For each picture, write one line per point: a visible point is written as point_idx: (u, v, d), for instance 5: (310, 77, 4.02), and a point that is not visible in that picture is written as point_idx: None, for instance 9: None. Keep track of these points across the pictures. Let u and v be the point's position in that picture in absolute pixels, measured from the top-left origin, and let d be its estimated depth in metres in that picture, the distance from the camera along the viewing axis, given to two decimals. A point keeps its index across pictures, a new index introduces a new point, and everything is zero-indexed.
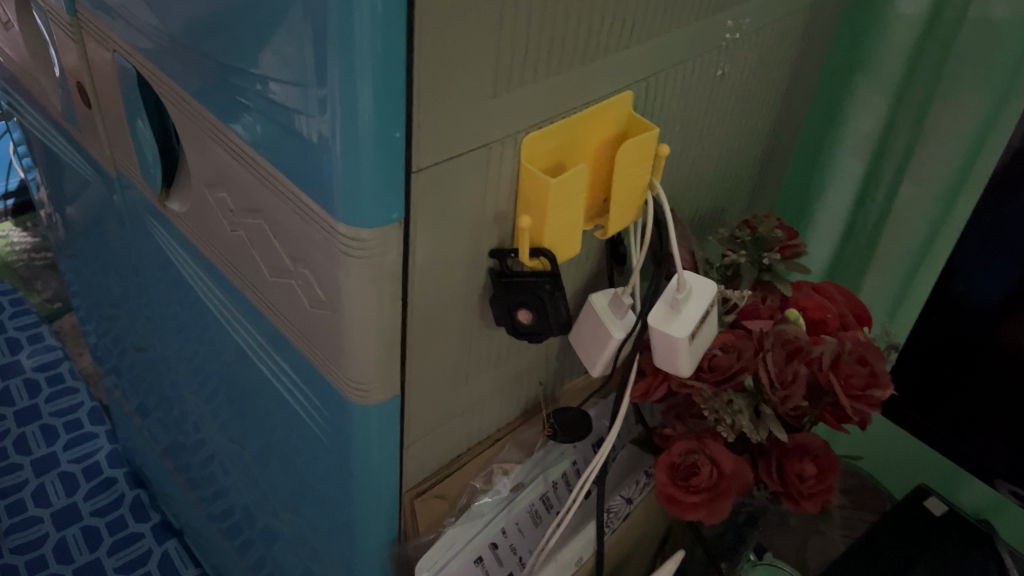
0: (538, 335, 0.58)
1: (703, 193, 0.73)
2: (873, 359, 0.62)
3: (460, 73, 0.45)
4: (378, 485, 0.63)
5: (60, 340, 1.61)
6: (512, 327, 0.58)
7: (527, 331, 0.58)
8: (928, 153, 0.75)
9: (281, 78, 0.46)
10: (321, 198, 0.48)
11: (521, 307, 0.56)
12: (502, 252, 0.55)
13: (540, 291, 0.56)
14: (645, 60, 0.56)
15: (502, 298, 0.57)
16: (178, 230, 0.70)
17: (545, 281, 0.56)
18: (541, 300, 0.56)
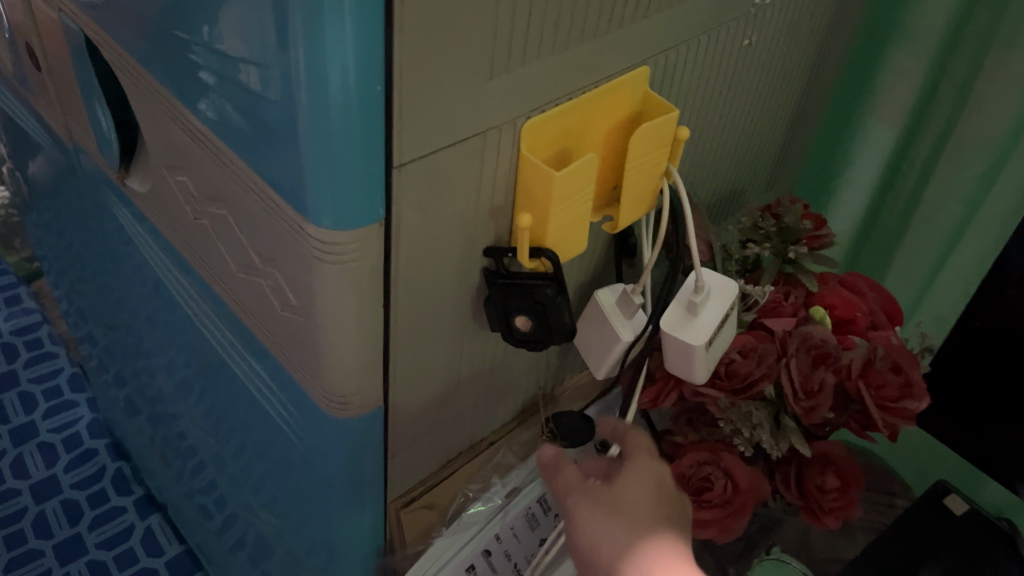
0: (539, 343, 0.52)
1: (721, 173, 0.67)
2: (907, 367, 0.56)
3: (451, 53, 0.38)
4: (360, 497, 0.58)
5: (38, 301, 1.54)
6: (509, 332, 0.52)
7: (526, 338, 0.52)
8: (970, 130, 0.68)
9: (239, 56, 0.39)
10: (289, 195, 0.42)
11: (519, 313, 0.50)
12: (498, 251, 0.49)
13: (542, 296, 0.49)
14: (665, 31, 0.49)
15: (497, 301, 0.51)
16: (141, 211, 0.64)
17: (547, 285, 0.49)
18: (542, 306, 0.50)
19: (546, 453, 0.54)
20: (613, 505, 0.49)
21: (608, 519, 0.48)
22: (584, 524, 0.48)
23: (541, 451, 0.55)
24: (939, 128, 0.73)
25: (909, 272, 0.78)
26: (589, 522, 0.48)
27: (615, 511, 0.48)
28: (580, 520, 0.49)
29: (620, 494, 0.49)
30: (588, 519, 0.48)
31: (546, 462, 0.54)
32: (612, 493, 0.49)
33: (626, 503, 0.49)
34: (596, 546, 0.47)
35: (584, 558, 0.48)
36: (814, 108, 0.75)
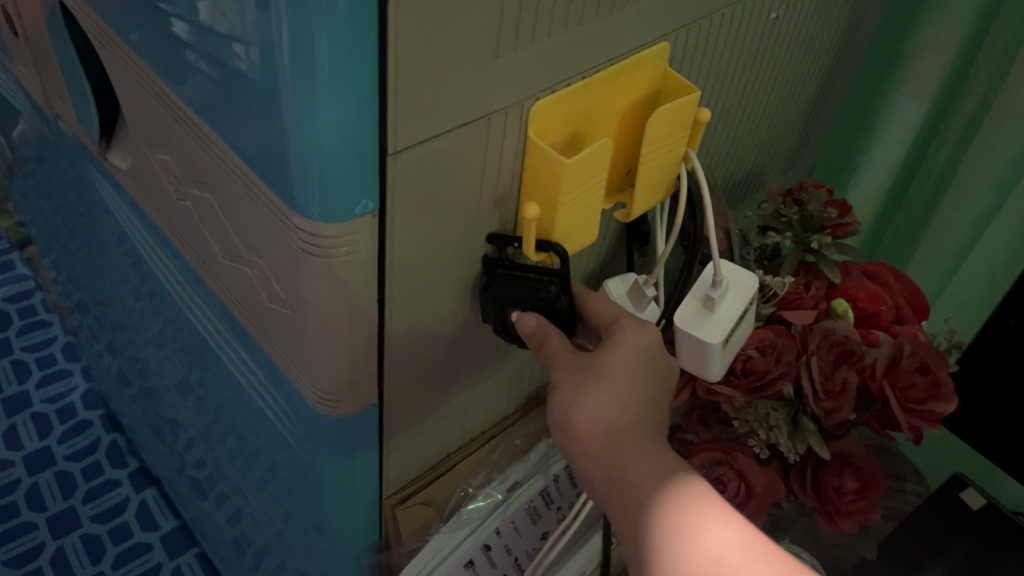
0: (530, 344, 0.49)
1: (740, 155, 0.63)
2: (935, 366, 0.53)
3: (453, 31, 0.34)
4: (354, 494, 0.55)
5: (32, 268, 1.51)
6: (503, 325, 0.49)
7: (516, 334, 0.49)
8: (1006, 112, 0.64)
9: (217, 30, 0.35)
10: (274, 183, 0.38)
11: (517, 307, 0.47)
12: (502, 239, 0.46)
13: (544, 294, 0.46)
14: (687, 4, 0.45)
15: (495, 294, 0.47)
16: (123, 187, 0.60)
17: (551, 283, 0.46)
18: (541, 306, 0.47)
19: (527, 322, 0.46)
20: (595, 373, 0.44)
21: (588, 388, 0.43)
22: (564, 394, 0.44)
23: (522, 320, 0.46)
24: (973, 106, 0.69)
25: (933, 259, 0.75)
26: (571, 391, 0.44)
27: (598, 379, 0.43)
28: (561, 390, 0.44)
29: (604, 361, 0.44)
30: (570, 392, 0.44)
31: (529, 334, 0.46)
32: (595, 359, 0.44)
33: (607, 371, 0.44)
34: (574, 424, 0.43)
35: (565, 435, 0.44)
36: (838, 84, 0.71)
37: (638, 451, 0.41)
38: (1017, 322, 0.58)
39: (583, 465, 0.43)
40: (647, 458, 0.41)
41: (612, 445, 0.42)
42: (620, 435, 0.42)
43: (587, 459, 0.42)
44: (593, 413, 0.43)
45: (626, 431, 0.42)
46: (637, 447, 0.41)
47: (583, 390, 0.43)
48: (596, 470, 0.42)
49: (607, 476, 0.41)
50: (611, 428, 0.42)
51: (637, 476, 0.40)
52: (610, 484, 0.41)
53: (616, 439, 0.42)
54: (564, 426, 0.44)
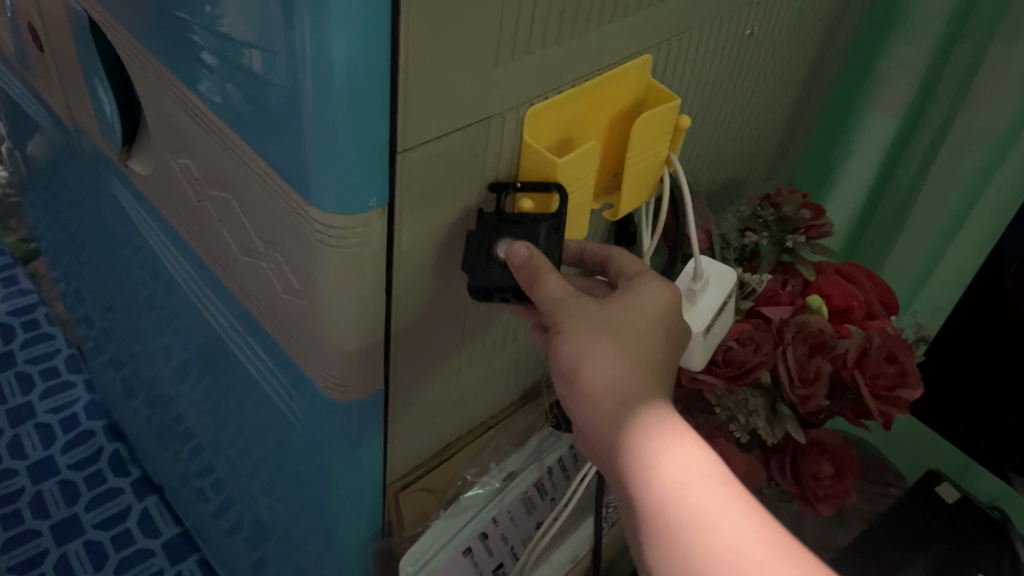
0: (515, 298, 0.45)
1: (722, 162, 0.67)
2: (902, 355, 0.57)
3: (457, 41, 0.38)
4: (360, 479, 0.58)
5: (35, 282, 1.54)
6: (478, 271, 0.45)
7: (501, 282, 0.45)
8: (969, 122, 0.69)
9: (243, 40, 0.39)
10: (293, 180, 0.42)
11: (507, 241, 0.45)
12: (501, 187, 0.46)
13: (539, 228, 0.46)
14: (669, 20, 0.49)
15: (483, 231, 0.46)
16: (142, 193, 0.64)
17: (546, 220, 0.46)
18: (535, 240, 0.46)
19: (519, 251, 0.42)
20: (606, 326, 0.43)
21: (598, 340, 0.42)
22: (572, 342, 0.42)
23: (514, 250, 0.42)
24: (940, 118, 0.73)
25: (907, 263, 0.79)
26: (580, 338, 0.42)
27: (609, 333, 0.42)
28: (569, 336, 0.42)
29: (615, 314, 0.43)
30: (576, 341, 0.42)
31: (523, 267, 0.42)
32: (606, 309, 0.43)
33: (618, 324, 0.43)
34: (580, 378, 0.42)
35: (569, 390, 0.43)
36: (814, 98, 0.75)
37: (651, 420, 0.40)
38: None
39: (588, 425, 0.42)
40: (659, 428, 0.40)
41: (621, 408, 0.41)
42: (630, 398, 0.41)
43: (592, 418, 0.42)
44: (602, 371, 0.41)
45: (636, 393, 0.41)
46: (650, 414, 0.41)
47: (591, 342, 0.42)
48: (603, 432, 0.41)
49: (614, 441, 0.41)
50: (619, 388, 0.41)
51: (648, 447, 0.40)
52: (617, 451, 0.41)
53: (625, 401, 0.41)
54: (568, 380, 0.43)
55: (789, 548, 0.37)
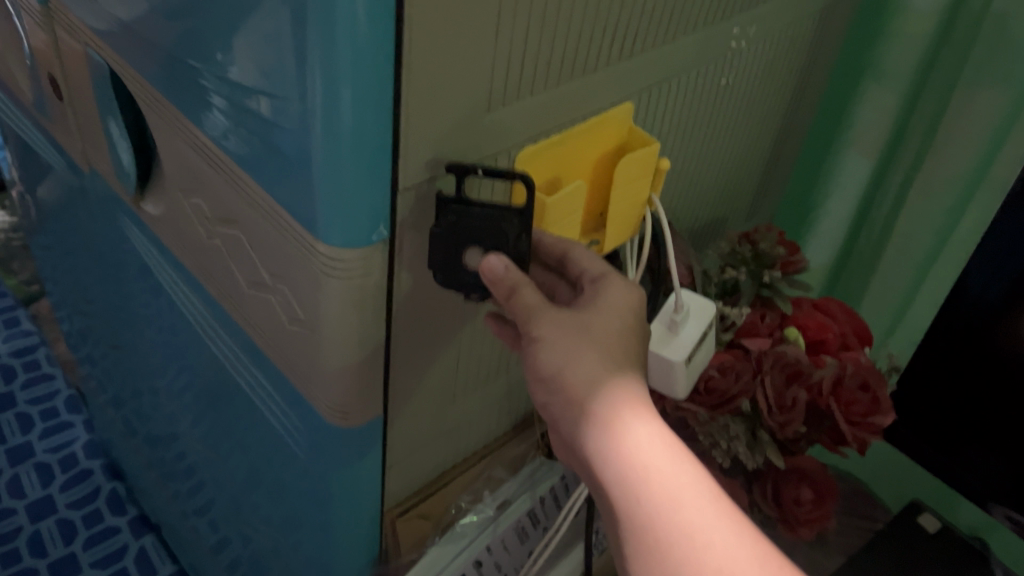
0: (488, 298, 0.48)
1: (701, 202, 0.71)
2: (875, 384, 0.61)
3: (453, 90, 0.42)
4: (359, 504, 0.61)
5: (36, 324, 1.56)
6: (451, 274, 0.47)
7: (471, 282, 0.47)
8: (936, 164, 0.73)
9: (256, 88, 0.43)
10: (301, 217, 0.45)
11: (477, 250, 0.46)
12: (461, 169, 0.44)
13: (507, 229, 0.46)
14: (647, 70, 0.53)
15: (449, 229, 0.45)
16: (153, 231, 0.67)
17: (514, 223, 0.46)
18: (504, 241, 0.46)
19: (495, 264, 0.45)
20: (584, 333, 0.45)
21: (580, 349, 0.44)
22: (552, 350, 0.44)
23: (489, 264, 0.45)
24: (909, 160, 0.78)
25: (884, 298, 0.82)
26: (557, 347, 0.44)
27: (589, 341, 0.44)
28: (548, 345, 0.44)
29: (591, 321, 0.45)
30: (560, 349, 0.44)
31: (500, 281, 0.45)
32: (580, 317, 0.45)
33: (594, 331, 0.45)
34: (566, 387, 0.44)
35: (553, 396, 0.44)
36: (791, 142, 0.80)
37: (640, 431, 0.42)
38: None
39: (574, 431, 0.44)
40: (647, 440, 0.42)
41: (610, 418, 0.43)
42: (618, 408, 0.43)
43: (579, 426, 0.43)
44: (591, 380, 0.43)
45: (624, 403, 0.43)
46: (639, 424, 0.42)
47: (575, 351, 0.44)
48: (590, 439, 0.43)
49: (603, 451, 0.42)
50: (608, 399, 0.43)
51: (638, 459, 0.42)
52: (606, 460, 0.42)
53: (613, 411, 0.43)
54: (551, 386, 0.44)
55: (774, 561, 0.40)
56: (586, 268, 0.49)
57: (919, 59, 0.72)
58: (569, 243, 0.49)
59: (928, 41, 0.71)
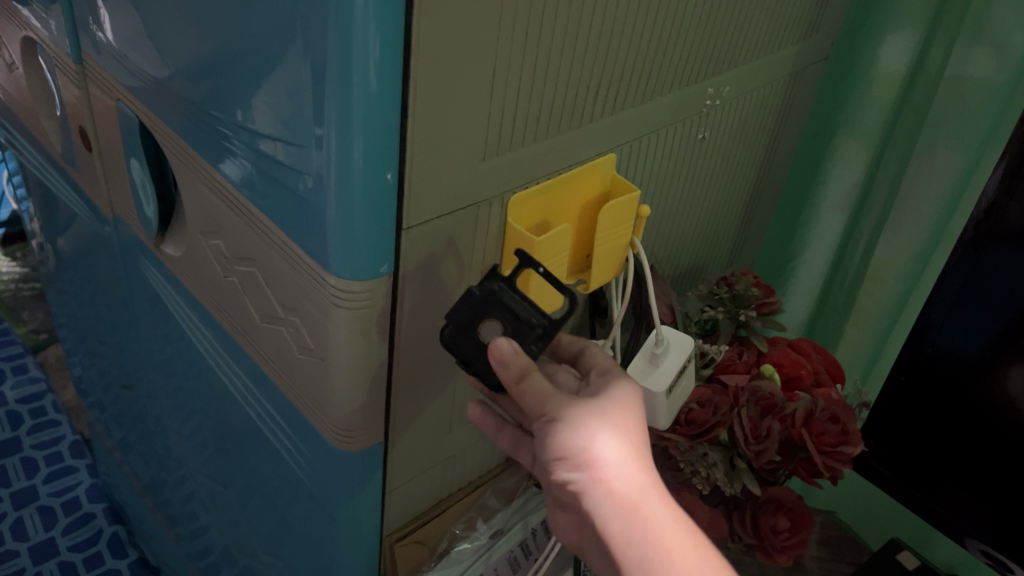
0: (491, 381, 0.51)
1: (682, 248, 0.77)
2: (844, 417, 0.65)
3: (453, 140, 0.47)
4: (360, 527, 0.64)
5: (43, 370, 1.60)
6: (462, 335, 0.51)
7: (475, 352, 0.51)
8: (904, 214, 0.78)
9: (276, 137, 0.49)
10: (314, 252, 0.50)
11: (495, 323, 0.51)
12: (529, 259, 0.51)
13: (535, 318, 0.51)
14: (629, 126, 0.59)
15: (484, 295, 0.51)
16: (171, 272, 0.72)
17: (544, 320, 0.51)
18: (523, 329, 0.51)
19: (504, 347, 0.49)
20: (610, 421, 0.49)
21: (608, 434, 0.48)
22: (580, 432, 0.48)
23: (500, 345, 0.49)
24: (875, 216, 0.83)
25: (858, 342, 0.87)
26: (580, 429, 0.48)
27: (615, 428, 0.49)
28: (575, 427, 0.48)
29: (616, 412, 0.50)
30: (592, 434, 0.48)
31: (508, 365, 0.48)
32: (599, 403, 0.50)
33: (616, 420, 0.49)
34: (597, 470, 0.47)
35: (580, 477, 0.48)
36: (768, 194, 0.85)
37: (665, 518, 0.47)
38: (909, 379, 0.70)
39: (598, 511, 0.47)
40: (670, 525, 0.47)
41: (638, 503, 0.47)
42: (645, 494, 0.47)
43: (606, 507, 0.47)
44: (620, 465, 0.47)
45: (650, 490, 0.47)
46: (664, 511, 0.47)
47: (605, 437, 0.48)
48: (616, 521, 0.46)
49: (629, 532, 0.46)
50: (637, 485, 0.47)
51: (664, 543, 0.46)
52: (631, 541, 0.46)
53: (642, 496, 0.47)
54: (579, 467, 0.48)
55: None
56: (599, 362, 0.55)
57: (884, 118, 0.79)
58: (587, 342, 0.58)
59: (892, 100, 0.78)
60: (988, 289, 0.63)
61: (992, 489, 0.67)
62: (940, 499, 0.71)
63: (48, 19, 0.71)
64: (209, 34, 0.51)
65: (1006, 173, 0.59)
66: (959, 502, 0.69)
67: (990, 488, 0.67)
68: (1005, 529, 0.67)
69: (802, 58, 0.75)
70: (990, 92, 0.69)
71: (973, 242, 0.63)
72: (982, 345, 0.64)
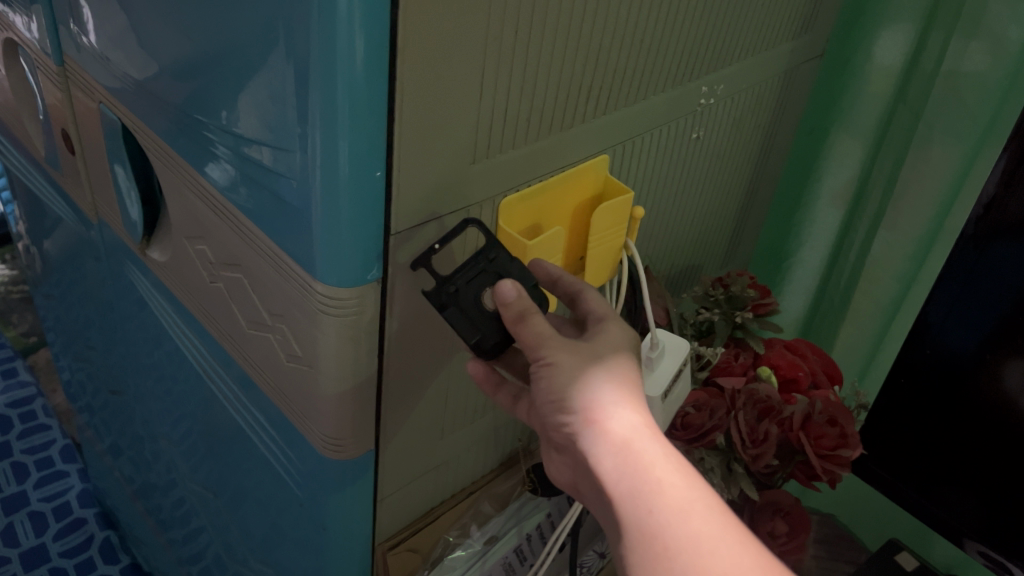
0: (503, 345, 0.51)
1: (677, 248, 0.76)
2: (843, 420, 0.64)
3: (442, 143, 0.46)
4: (351, 535, 0.63)
5: (34, 375, 1.58)
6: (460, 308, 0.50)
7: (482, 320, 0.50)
8: (900, 212, 0.77)
9: (260, 141, 0.47)
10: (300, 259, 0.49)
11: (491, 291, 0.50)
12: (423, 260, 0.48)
13: (492, 255, 0.50)
14: (621, 127, 0.58)
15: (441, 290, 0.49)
16: (157, 277, 0.71)
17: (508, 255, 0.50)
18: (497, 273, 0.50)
19: (507, 289, 0.48)
20: (607, 365, 0.49)
21: (605, 378, 0.48)
22: (577, 377, 0.48)
23: (501, 288, 0.48)
24: (872, 213, 0.82)
25: (854, 341, 0.86)
26: (579, 375, 0.48)
27: (612, 372, 0.49)
28: (575, 374, 0.48)
29: (615, 358, 0.49)
30: (586, 377, 0.48)
31: (511, 306, 0.48)
32: (596, 351, 0.49)
33: (615, 366, 0.49)
34: (592, 410, 0.47)
35: (576, 418, 0.48)
36: (764, 192, 0.84)
37: (657, 452, 0.46)
38: (907, 380, 0.69)
39: (592, 451, 0.47)
40: (663, 460, 0.46)
41: (631, 439, 0.46)
42: (638, 432, 0.47)
43: (599, 445, 0.47)
44: (613, 404, 0.47)
45: (644, 428, 0.47)
46: (658, 447, 0.46)
47: (600, 379, 0.48)
48: (609, 458, 0.46)
49: (621, 466, 0.46)
50: (631, 424, 0.47)
51: (654, 474, 0.45)
52: (623, 475, 0.45)
53: (634, 434, 0.46)
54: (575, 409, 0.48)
55: (760, 550, 0.43)
56: (592, 309, 0.53)
57: (880, 115, 0.78)
58: (583, 284, 0.53)
59: (888, 96, 0.77)
60: (988, 288, 0.62)
61: (993, 491, 0.66)
62: (942, 502, 0.70)
63: (30, 21, 0.70)
64: (191, 35, 0.50)
65: (1006, 170, 0.58)
66: (958, 503, 0.69)
67: (989, 489, 0.66)
68: (1003, 530, 0.66)
69: (796, 56, 0.74)
70: (988, 88, 0.68)
71: (972, 239, 0.62)
72: (982, 345, 0.63)
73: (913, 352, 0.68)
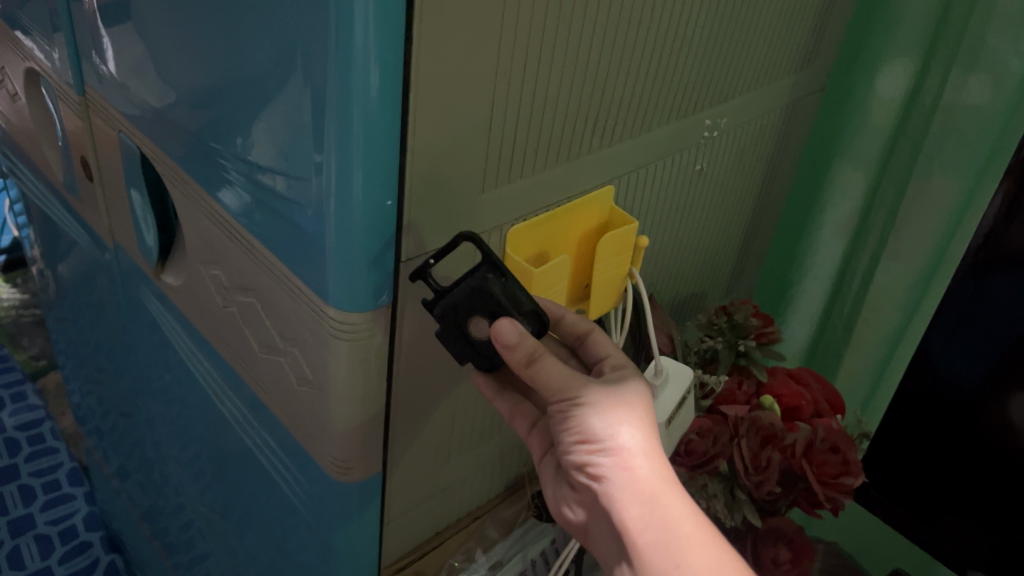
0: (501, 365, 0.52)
1: (681, 278, 0.77)
2: (845, 448, 0.65)
3: (454, 173, 0.48)
4: (357, 558, 0.64)
5: (43, 398, 1.59)
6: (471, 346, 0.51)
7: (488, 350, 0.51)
8: (901, 243, 0.78)
9: (276, 169, 0.49)
10: (312, 284, 0.50)
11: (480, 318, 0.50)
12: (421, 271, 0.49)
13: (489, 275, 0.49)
14: (626, 158, 0.60)
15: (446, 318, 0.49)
16: (170, 301, 0.72)
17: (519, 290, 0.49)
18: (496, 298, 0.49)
19: (506, 331, 0.47)
20: (636, 412, 0.49)
21: (636, 426, 0.48)
22: (604, 418, 0.48)
23: (501, 330, 0.47)
24: (873, 246, 0.83)
25: (858, 370, 0.87)
26: (606, 412, 0.48)
27: (642, 422, 0.49)
28: (599, 410, 0.48)
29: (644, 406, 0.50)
30: (618, 421, 0.48)
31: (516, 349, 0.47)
32: (617, 387, 0.50)
33: (642, 414, 0.50)
34: (623, 456, 0.48)
35: (605, 460, 0.48)
36: (767, 221, 0.86)
37: (683, 508, 0.47)
38: (908, 409, 0.69)
39: (617, 496, 0.47)
40: (688, 516, 0.47)
41: (658, 492, 0.47)
42: (667, 485, 0.47)
43: (627, 492, 0.47)
44: (644, 455, 0.48)
45: (671, 481, 0.48)
46: (683, 503, 0.47)
47: (632, 426, 0.48)
48: (636, 507, 0.47)
49: (648, 517, 0.47)
50: (659, 476, 0.47)
51: (681, 530, 0.46)
52: (649, 525, 0.47)
53: (662, 487, 0.47)
54: (604, 452, 0.48)
55: None
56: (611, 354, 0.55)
57: (881, 147, 0.79)
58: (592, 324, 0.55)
59: (888, 128, 0.78)
60: (988, 318, 0.63)
61: (995, 520, 0.66)
62: (945, 532, 0.70)
63: (51, 50, 0.72)
64: (209, 67, 0.52)
65: (1005, 201, 0.59)
66: (960, 533, 0.69)
67: (991, 519, 0.66)
68: (1006, 561, 0.66)
69: (797, 89, 0.75)
70: (986, 122, 0.70)
71: (972, 270, 0.63)
72: (983, 377, 0.64)
73: (915, 383, 0.68)
